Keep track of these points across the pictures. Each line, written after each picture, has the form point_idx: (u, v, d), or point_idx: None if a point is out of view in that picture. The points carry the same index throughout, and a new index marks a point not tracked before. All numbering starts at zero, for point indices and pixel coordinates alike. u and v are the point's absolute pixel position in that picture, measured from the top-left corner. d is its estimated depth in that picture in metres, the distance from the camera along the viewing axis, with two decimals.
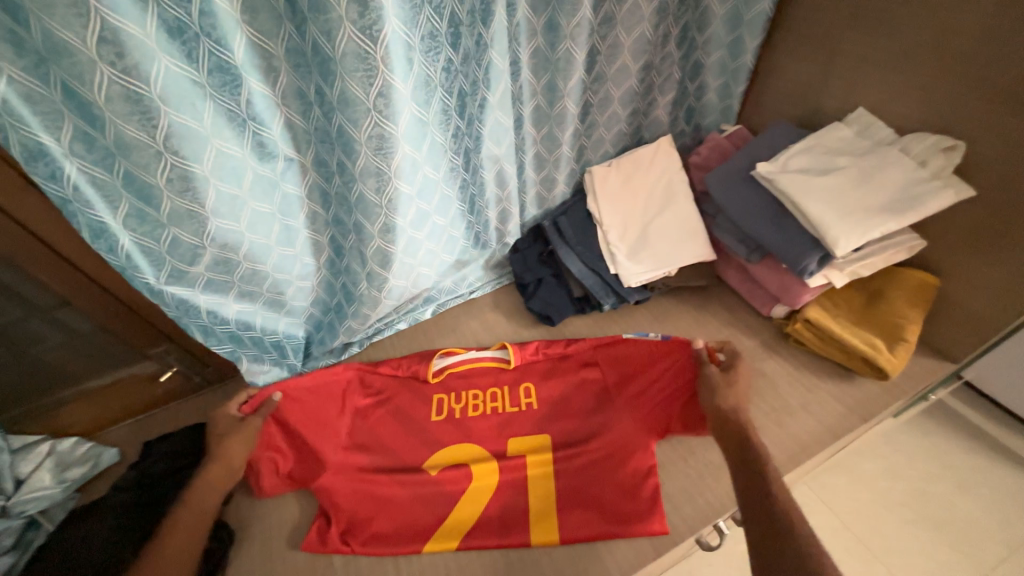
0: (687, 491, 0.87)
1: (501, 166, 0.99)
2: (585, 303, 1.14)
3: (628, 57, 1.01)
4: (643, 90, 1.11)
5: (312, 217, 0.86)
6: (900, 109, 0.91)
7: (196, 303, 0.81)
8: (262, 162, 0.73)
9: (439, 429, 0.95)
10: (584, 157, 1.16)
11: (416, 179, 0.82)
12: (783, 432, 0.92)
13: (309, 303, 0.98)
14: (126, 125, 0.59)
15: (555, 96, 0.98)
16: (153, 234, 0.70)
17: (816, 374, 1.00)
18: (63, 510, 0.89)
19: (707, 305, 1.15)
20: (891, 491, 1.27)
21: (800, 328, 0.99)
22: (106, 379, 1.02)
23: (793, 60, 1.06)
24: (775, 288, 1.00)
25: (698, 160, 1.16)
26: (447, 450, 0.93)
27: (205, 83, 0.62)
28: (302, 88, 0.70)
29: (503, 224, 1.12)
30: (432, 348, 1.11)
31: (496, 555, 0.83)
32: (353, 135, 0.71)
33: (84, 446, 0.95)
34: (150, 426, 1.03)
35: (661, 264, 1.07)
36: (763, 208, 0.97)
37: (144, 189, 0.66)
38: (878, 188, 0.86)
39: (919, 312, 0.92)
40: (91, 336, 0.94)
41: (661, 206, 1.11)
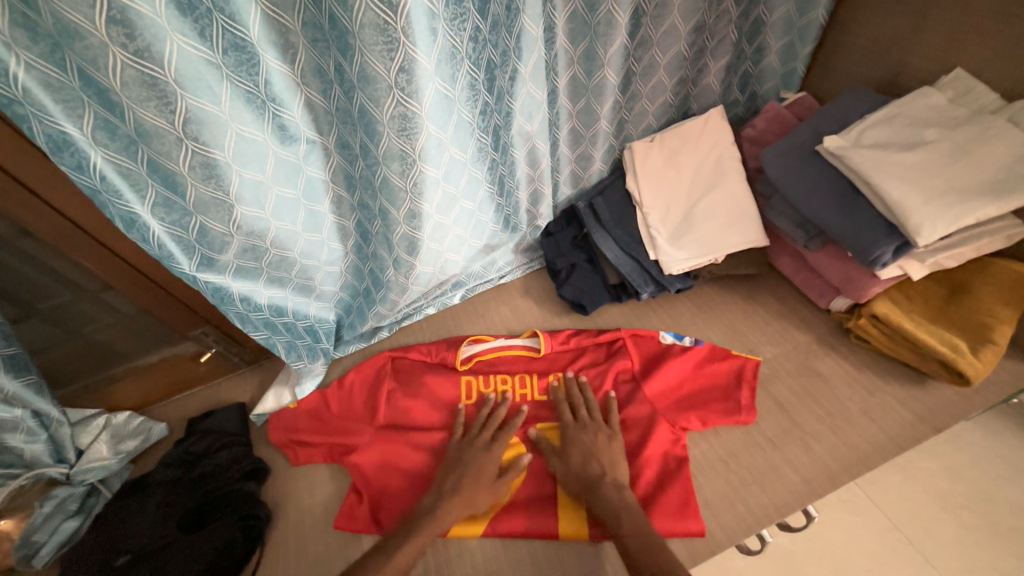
0: (727, 497, 0.81)
1: (534, 144, 0.92)
2: (622, 291, 1.07)
3: (677, 16, 0.90)
4: (693, 54, 0.99)
5: (338, 201, 0.83)
6: (1008, 69, 0.76)
7: (229, 290, 0.81)
8: (284, 145, 0.70)
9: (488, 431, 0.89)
10: (624, 132, 1.07)
11: (442, 162, 0.76)
12: (837, 439, 0.84)
13: (338, 287, 0.98)
14: (144, 111, 0.57)
15: (593, 66, 0.89)
16: (181, 222, 0.70)
17: (880, 375, 0.90)
18: (120, 480, 0.95)
19: (755, 294, 1.06)
20: (952, 493, 1.16)
21: (864, 324, 0.89)
22: (151, 358, 1.06)
23: (875, 13, 0.91)
24: (837, 279, 0.90)
25: (753, 133, 1.05)
26: (495, 450, 0.86)
27: (221, 64, 0.59)
28: (322, 65, 0.65)
29: (535, 206, 1.06)
30: (461, 334, 1.09)
31: (522, 550, 0.81)
32: (374, 115, 0.66)
33: (137, 419, 1.00)
34: (195, 402, 1.07)
35: (707, 251, 0.98)
36: (829, 188, 0.85)
37: (169, 176, 0.65)
38: (974, 166, 0.74)
39: (1012, 309, 0.80)
40: (134, 318, 0.97)
41: (708, 186, 1.01)
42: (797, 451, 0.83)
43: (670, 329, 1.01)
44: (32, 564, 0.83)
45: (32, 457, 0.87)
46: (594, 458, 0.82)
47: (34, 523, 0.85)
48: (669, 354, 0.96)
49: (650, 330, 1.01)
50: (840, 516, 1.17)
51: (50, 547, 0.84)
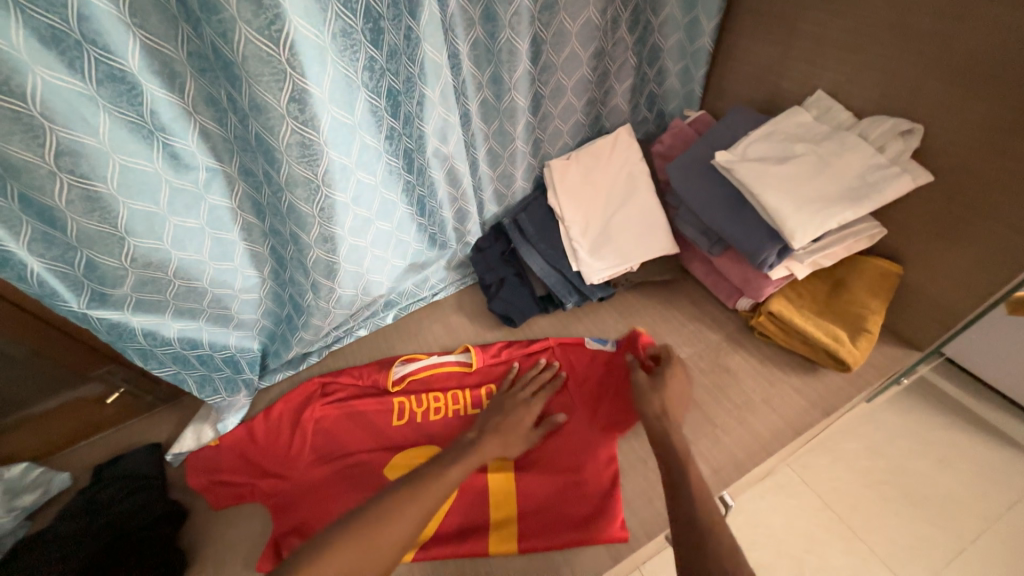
0: (645, 493, 0.85)
1: (451, 165, 0.95)
2: (549, 302, 1.11)
3: (577, 44, 0.95)
4: (598, 78, 1.06)
5: (248, 228, 0.82)
6: (857, 92, 0.87)
7: (130, 326, 0.78)
8: (179, 174, 0.69)
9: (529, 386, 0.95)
10: (542, 150, 1.12)
11: (350, 185, 0.77)
12: (744, 429, 0.90)
13: (259, 315, 0.96)
14: (9, 145, 0.55)
15: (502, 90, 0.93)
16: (64, 258, 0.66)
17: (779, 366, 0.98)
18: (13, 539, 0.86)
19: (672, 298, 1.13)
20: (873, 469, 1.25)
21: (764, 320, 0.97)
22: (49, 404, 0.96)
23: (751, 41, 1.02)
24: (738, 281, 0.98)
25: (661, 149, 1.13)
26: (534, 404, 0.91)
27: (97, 95, 0.57)
28: (214, 95, 0.65)
29: (461, 223, 1.09)
30: (393, 354, 1.09)
31: (450, 568, 0.80)
32: (272, 143, 0.66)
33: (35, 471, 0.92)
34: (100, 448, 1.00)
35: (624, 260, 1.04)
36: (723, 199, 0.94)
37: (44, 211, 0.62)
38: (835, 175, 0.83)
39: (881, 300, 0.90)
40: (25, 362, 0.90)
41: (623, 199, 1.08)
42: (708, 443, 0.89)
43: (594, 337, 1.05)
44: None
45: None
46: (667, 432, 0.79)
47: None
48: (594, 359, 1.00)
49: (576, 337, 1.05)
50: (776, 501, 1.23)
51: None
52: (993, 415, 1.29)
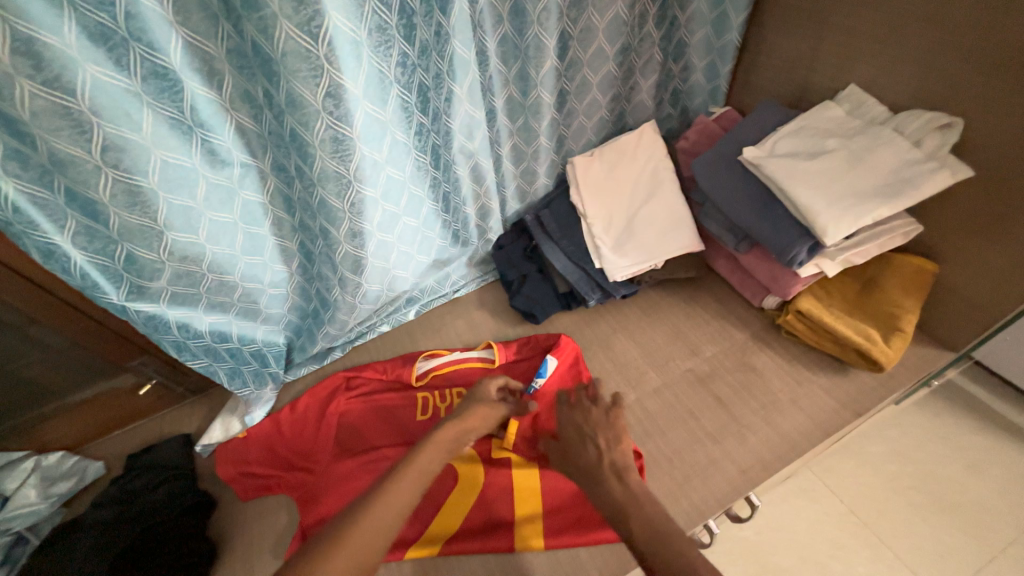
0: (671, 493, 0.83)
1: (476, 161, 0.95)
2: (571, 299, 1.11)
3: (603, 39, 0.95)
4: (623, 74, 1.05)
5: (278, 223, 0.83)
6: (892, 87, 0.85)
7: (165, 318, 0.79)
8: (216, 169, 0.70)
9: (490, 386, 0.86)
10: (565, 147, 1.11)
11: (379, 181, 0.78)
12: (771, 429, 0.89)
13: (286, 309, 0.97)
14: (57, 141, 0.57)
15: (527, 86, 0.93)
16: (106, 251, 0.68)
17: (807, 365, 0.96)
18: (50, 525, 0.89)
19: (696, 296, 1.12)
20: (900, 474, 1.22)
21: (791, 319, 0.96)
22: (87, 394, 0.99)
23: (781, 35, 1.00)
24: (766, 279, 0.96)
25: (686, 145, 1.12)
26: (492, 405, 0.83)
27: (141, 92, 0.59)
28: (250, 91, 0.66)
29: (484, 220, 1.09)
30: (416, 350, 1.09)
31: (475, 562, 0.80)
32: (306, 139, 0.67)
33: (70, 460, 0.95)
34: (134, 438, 1.03)
35: (648, 257, 1.03)
36: (751, 195, 0.92)
37: (88, 205, 0.63)
38: (869, 171, 0.81)
39: (915, 299, 0.88)
40: (66, 353, 0.92)
41: (647, 196, 1.07)
42: (734, 443, 0.88)
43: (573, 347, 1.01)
44: None
45: None
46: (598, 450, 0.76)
47: None
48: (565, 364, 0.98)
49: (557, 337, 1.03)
50: (800, 505, 1.21)
51: None
52: None
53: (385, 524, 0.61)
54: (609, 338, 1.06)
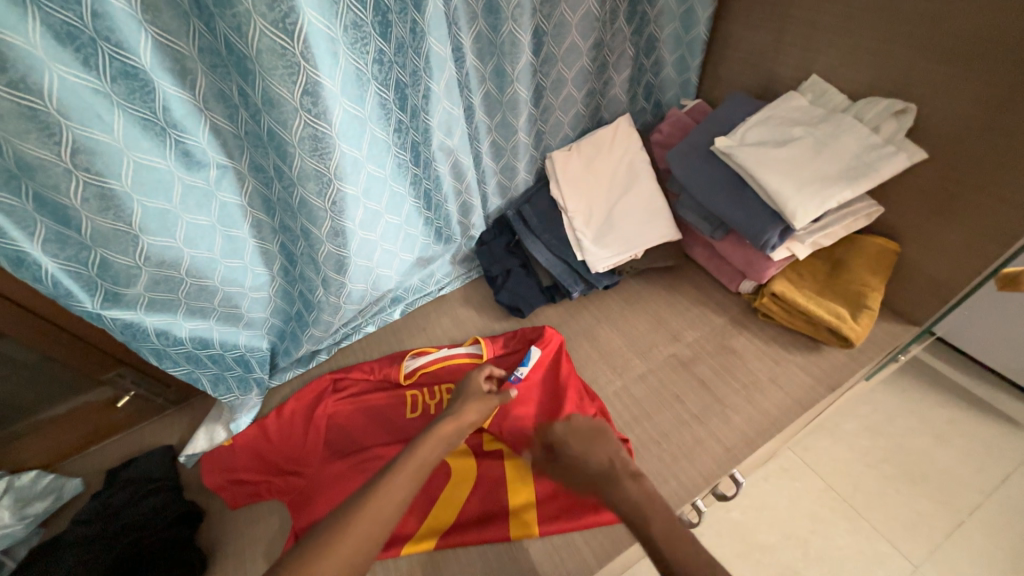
0: (660, 474, 0.86)
1: (456, 158, 0.96)
2: (555, 292, 1.12)
3: (577, 34, 0.97)
4: (597, 69, 1.07)
5: (257, 224, 0.82)
6: (850, 76, 0.90)
7: (143, 325, 0.78)
8: (192, 171, 0.69)
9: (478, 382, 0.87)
10: (543, 142, 1.13)
11: (360, 179, 0.78)
12: (753, 408, 0.92)
13: (268, 313, 0.96)
14: (23, 143, 0.55)
15: (504, 81, 0.94)
16: (78, 257, 0.66)
17: (783, 345, 1.00)
18: (26, 548, 0.86)
19: (675, 284, 1.15)
20: (872, 448, 1.28)
21: (767, 302, 1.00)
22: (58, 409, 0.95)
23: (746, 29, 1.04)
24: (741, 264, 1.00)
25: (660, 137, 1.15)
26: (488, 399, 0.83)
27: (110, 92, 0.57)
28: (224, 90, 0.65)
29: (466, 216, 1.09)
30: (403, 348, 1.09)
31: (473, 554, 0.81)
32: (283, 137, 0.67)
33: (46, 478, 0.91)
34: (114, 452, 1.00)
35: (628, 247, 1.05)
36: (725, 183, 0.95)
37: (59, 210, 0.62)
38: (833, 156, 0.85)
39: (881, 277, 0.93)
40: (37, 367, 0.89)
41: (625, 188, 1.10)
42: (718, 423, 0.91)
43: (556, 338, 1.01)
44: None
45: None
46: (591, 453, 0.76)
47: None
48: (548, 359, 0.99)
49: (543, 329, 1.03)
50: (782, 484, 1.26)
51: None
52: (986, 391, 1.33)
53: (385, 514, 0.61)
54: (594, 328, 1.08)
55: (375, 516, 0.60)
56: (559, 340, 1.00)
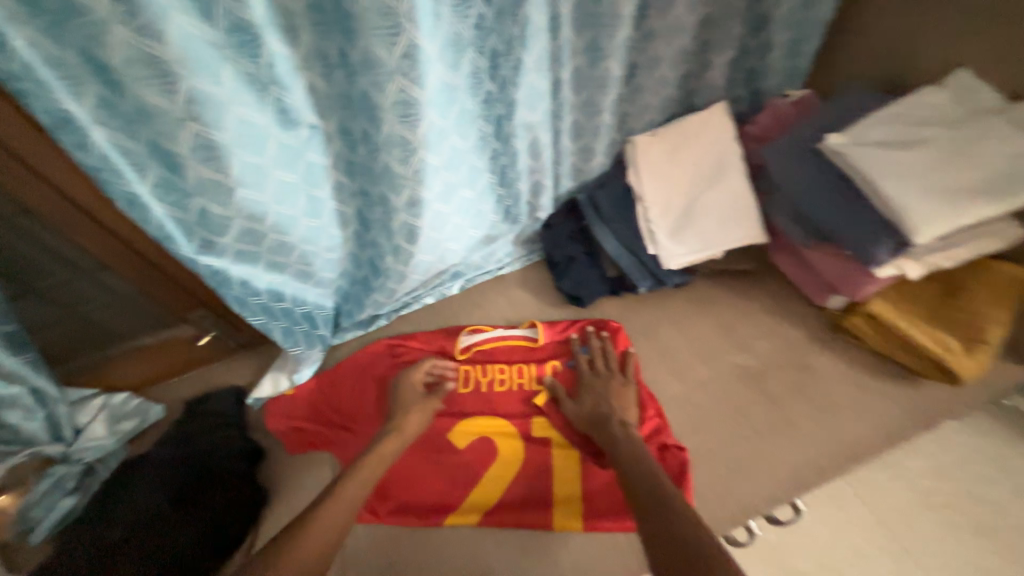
0: (717, 490, 0.81)
1: (536, 135, 0.92)
2: (619, 284, 1.07)
3: (684, 8, 0.89)
4: (698, 48, 0.98)
5: (338, 186, 0.83)
6: (1008, 73, 0.78)
7: (229, 273, 0.82)
8: (286, 130, 0.70)
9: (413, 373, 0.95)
10: (626, 125, 1.06)
11: (442, 150, 0.79)
12: (827, 435, 0.85)
13: (337, 274, 0.97)
14: (146, 90, 0.58)
15: (598, 57, 0.89)
16: (180, 203, 0.70)
17: (871, 372, 0.91)
18: (117, 460, 0.96)
19: (751, 290, 1.05)
20: (936, 491, 1.14)
21: (859, 321, 0.90)
22: (149, 340, 1.04)
23: (880, 10, 0.92)
24: (833, 276, 0.90)
25: (754, 129, 1.05)
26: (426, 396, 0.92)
27: (223, 44, 0.59)
28: (324, 49, 0.65)
29: (535, 197, 1.05)
30: (458, 324, 1.09)
31: (513, 536, 0.81)
32: (377, 101, 0.67)
33: (134, 401, 1.01)
34: (190, 386, 1.08)
35: (706, 247, 0.99)
36: (831, 186, 0.86)
37: (169, 157, 0.65)
38: (974, 165, 0.74)
39: (1006, 310, 0.81)
40: (133, 300, 0.97)
41: (710, 181, 1.01)
42: (787, 445, 0.84)
43: (619, 336, 0.99)
44: (30, 539, 0.85)
45: (28, 436, 0.87)
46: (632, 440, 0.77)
47: (33, 498, 0.86)
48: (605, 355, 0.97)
49: (607, 324, 1.02)
50: (828, 512, 1.13)
51: (49, 522, 0.87)
52: None
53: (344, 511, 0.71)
54: (656, 327, 1.02)
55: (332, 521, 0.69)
56: (622, 337, 0.99)
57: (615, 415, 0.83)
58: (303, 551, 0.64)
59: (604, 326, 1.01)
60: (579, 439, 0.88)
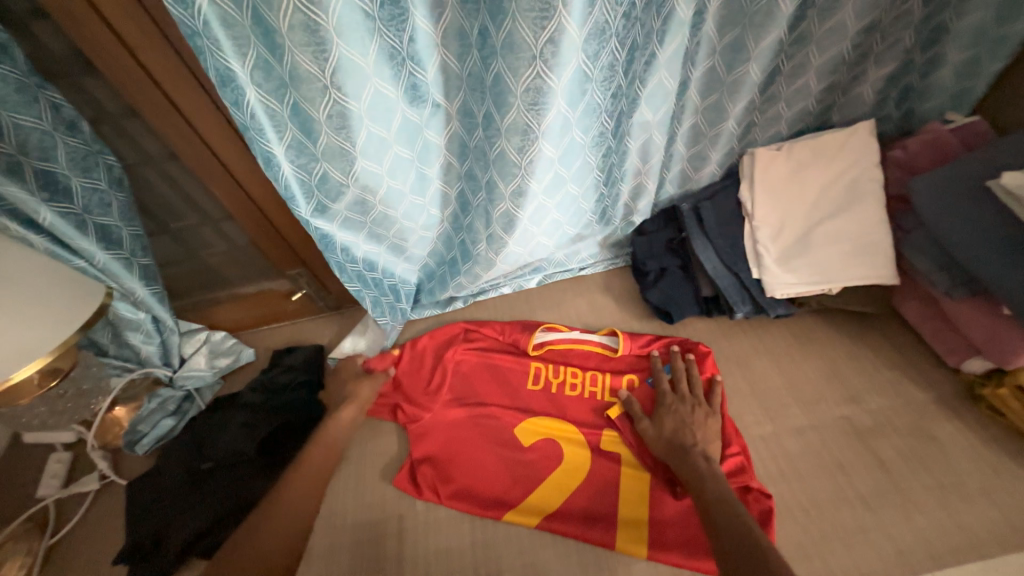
0: (805, 551, 0.73)
1: (652, 136, 0.87)
2: (713, 305, 1.00)
3: (849, 12, 0.79)
4: (854, 58, 0.88)
5: (447, 167, 0.84)
6: None
7: (335, 239, 0.84)
8: (414, 106, 0.71)
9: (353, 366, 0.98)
10: (749, 136, 0.97)
11: (562, 142, 0.77)
12: (947, 516, 0.74)
13: (427, 253, 0.99)
14: (301, 55, 0.60)
15: (738, 59, 0.82)
16: (307, 167, 0.73)
17: (1008, 453, 0.79)
18: (211, 393, 1.04)
19: (864, 333, 0.96)
20: None
21: (1004, 393, 0.77)
22: (251, 288, 1.13)
23: None
24: (980, 337, 0.78)
25: (901, 156, 0.92)
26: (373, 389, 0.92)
27: (376, 16, 0.60)
28: (465, 28, 0.65)
29: (634, 201, 1.00)
30: (534, 319, 1.07)
31: (571, 547, 0.79)
32: (509, 85, 0.67)
33: (230, 340, 1.07)
34: (277, 337, 1.14)
35: (822, 280, 0.88)
36: (999, 233, 0.73)
37: (307, 121, 0.68)
38: None
39: None
40: (245, 249, 1.05)
41: (836, 208, 0.91)
42: (896, 520, 0.75)
43: (704, 360, 0.92)
44: (135, 449, 0.94)
45: (145, 356, 0.97)
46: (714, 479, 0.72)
47: (142, 414, 0.96)
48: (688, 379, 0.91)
49: (695, 345, 0.96)
50: None
51: (149, 437, 0.95)
52: None
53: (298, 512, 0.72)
54: (749, 358, 0.95)
55: (288, 520, 0.70)
56: (711, 362, 0.92)
57: (696, 448, 0.78)
58: (270, 535, 0.68)
59: (689, 347, 0.96)
60: (652, 462, 0.83)
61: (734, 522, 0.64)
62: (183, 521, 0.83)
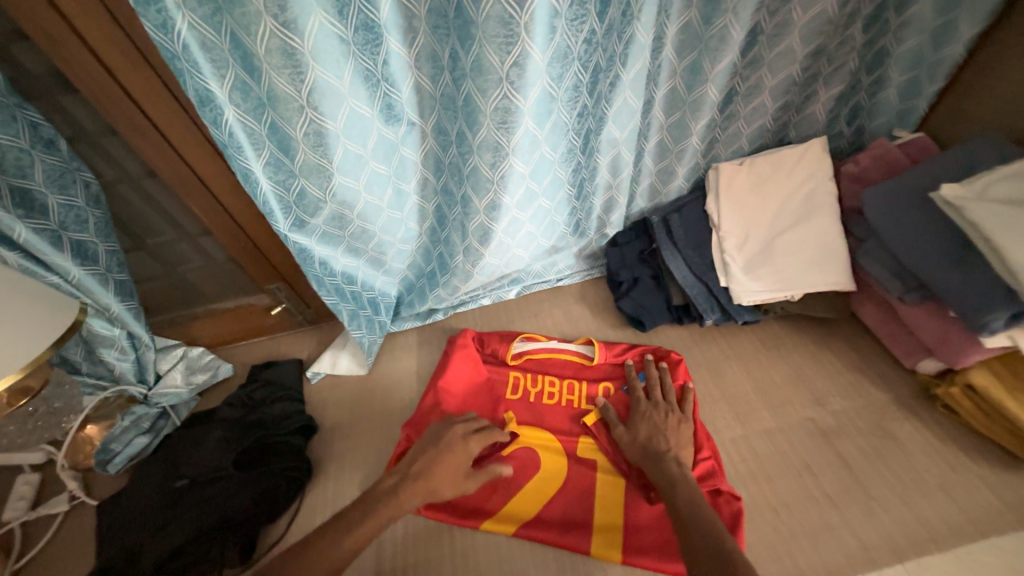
0: (774, 550, 0.75)
1: (619, 152, 0.91)
2: (684, 313, 1.03)
3: (797, 37, 0.85)
4: (804, 79, 0.94)
5: (423, 182, 0.87)
6: None
7: (313, 253, 0.85)
8: (388, 124, 0.74)
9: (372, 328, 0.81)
10: (712, 151, 1.03)
11: (532, 158, 0.81)
12: (908, 511, 0.77)
13: (406, 266, 1.01)
14: (278, 77, 0.63)
15: (697, 79, 0.87)
16: (285, 183, 0.75)
17: (963, 449, 0.82)
18: (187, 410, 1.03)
19: (829, 338, 1.00)
20: None
21: (956, 394, 0.82)
22: (230, 303, 1.13)
23: None
24: (932, 339, 0.82)
25: (854, 169, 0.98)
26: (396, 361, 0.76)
27: (350, 41, 0.63)
28: (436, 51, 0.69)
29: (607, 213, 1.04)
30: (513, 329, 1.09)
31: (548, 554, 0.80)
32: (479, 105, 0.71)
33: (208, 356, 1.07)
34: (257, 351, 1.14)
35: (783, 287, 0.93)
36: (939, 241, 0.78)
37: (284, 139, 0.70)
38: None
39: None
40: (224, 264, 1.05)
41: (796, 220, 0.96)
42: (860, 517, 0.77)
43: (677, 367, 0.95)
44: (106, 469, 0.92)
45: (120, 374, 0.96)
46: (686, 484, 0.73)
47: (114, 433, 0.94)
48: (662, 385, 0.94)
49: (667, 352, 0.99)
50: None
51: (122, 456, 0.93)
52: None
53: None
54: (720, 364, 0.99)
55: None
56: (682, 368, 0.95)
57: (669, 453, 0.80)
58: None
59: (661, 355, 0.98)
60: (627, 467, 0.85)
61: (707, 528, 0.65)
62: (156, 541, 0.81)
